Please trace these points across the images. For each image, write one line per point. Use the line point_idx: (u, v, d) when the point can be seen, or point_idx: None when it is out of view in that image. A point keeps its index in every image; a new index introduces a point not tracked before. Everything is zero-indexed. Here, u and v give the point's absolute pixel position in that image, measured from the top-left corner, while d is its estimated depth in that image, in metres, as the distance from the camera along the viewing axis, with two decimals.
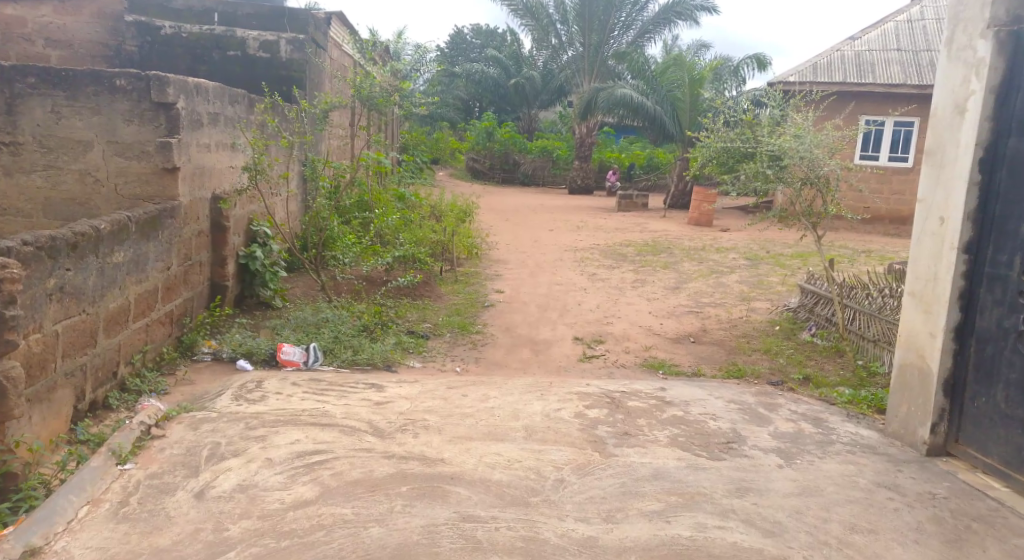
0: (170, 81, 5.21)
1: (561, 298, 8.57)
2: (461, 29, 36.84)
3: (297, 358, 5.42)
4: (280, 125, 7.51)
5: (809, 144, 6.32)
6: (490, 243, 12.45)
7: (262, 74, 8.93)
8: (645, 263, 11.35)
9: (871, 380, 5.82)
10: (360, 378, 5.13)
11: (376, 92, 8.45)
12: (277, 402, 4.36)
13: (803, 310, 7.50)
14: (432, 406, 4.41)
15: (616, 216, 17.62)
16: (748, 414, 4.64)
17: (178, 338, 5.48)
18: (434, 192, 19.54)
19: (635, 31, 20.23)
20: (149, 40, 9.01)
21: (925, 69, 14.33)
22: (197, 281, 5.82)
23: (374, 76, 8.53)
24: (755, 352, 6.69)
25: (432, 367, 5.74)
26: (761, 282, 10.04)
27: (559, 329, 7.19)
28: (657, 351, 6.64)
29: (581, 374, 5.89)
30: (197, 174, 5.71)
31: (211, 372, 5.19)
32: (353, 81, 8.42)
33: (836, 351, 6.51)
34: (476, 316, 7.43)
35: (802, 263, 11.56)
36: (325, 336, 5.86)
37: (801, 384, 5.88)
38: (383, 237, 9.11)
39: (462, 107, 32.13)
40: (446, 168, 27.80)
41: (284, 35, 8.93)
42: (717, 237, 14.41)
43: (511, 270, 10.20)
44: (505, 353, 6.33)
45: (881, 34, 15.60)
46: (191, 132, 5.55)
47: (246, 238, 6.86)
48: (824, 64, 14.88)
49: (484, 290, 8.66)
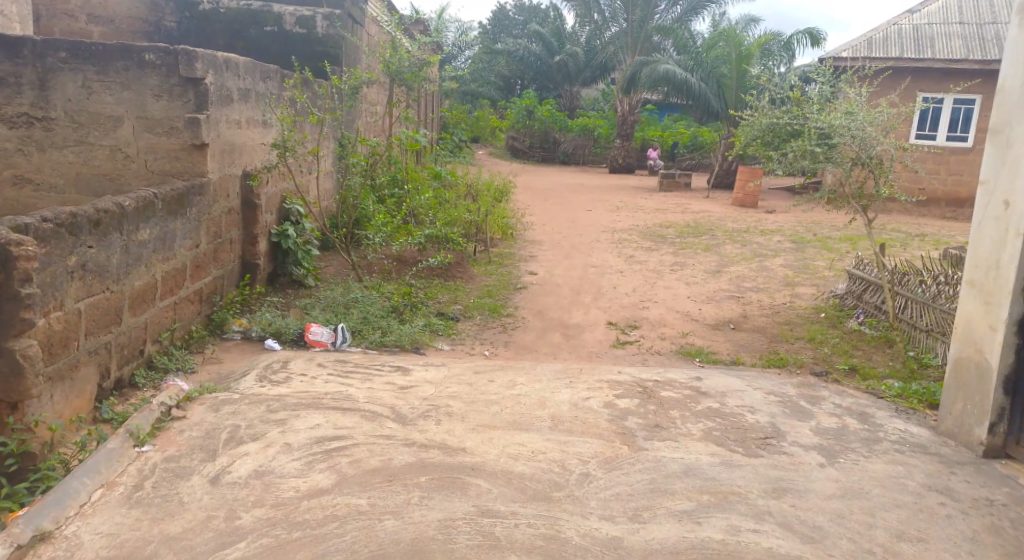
0: (198, 55, 5.14)
1: (596, 281, 8.38)
2: (504, 5, 36.40)
3: (325, 339, 5.36)
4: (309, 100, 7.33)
5: (861, 121, 6.01)
6: (526, 223, 12.28)
7: (297, 49, 8.87)
8: (685, 246, 11.05)
9: (921, 372, 5.53)
10: (386, 360, 5.04)
11: (406, 67, 8.20)
12: (300, 384, 4.29)
13: (850, 297, 7.18)
14: (457, 392, 4.29)
15: (656, 196, 17.26)
16: (788, 408, 4.43)
17: (208, 316, 5.44)
18: (473, 171, 19.39)
19: (683, 6, 19.69)
20: (188, 16, 8.93)
21: (989, 43, 13.65)
22: (227, 259, 5.77)
23: (403, 48, 8.23)
24: (798, 340, 6.42)
25: (460, 351, 5.62)
26: (806, 267, 9.69)
27: (593, 312, 7.01)
28: (694, 338, 6.42)
29: (614, 361, 5.71)
30: (227, 150, 5.65)
31: (240, 351, 5.16)
32: (382, 57, 8.19)
33: (885, 341, 6.20)
34: (508, 298, 7.29)
35: (851, 247, 11.15)
36: (354, 316, 5.79)
37: (847, 375, 5.61)
38: (416, 216, 9.02)
39: (503, 84, 31.79)
40: (487, 147, 27.61)
41: (320, 10, 8.84)
42: (762, 219, 14.00)
43: (547, 251, 10.02)
44: (536, 337, 6.17)
45: (942, 6, 14.89)
46: (221, 107, 5.48)
47: (279, 216, 6.83)
48: (880, 38, 14.28)
49: (518, 271, 8.51)
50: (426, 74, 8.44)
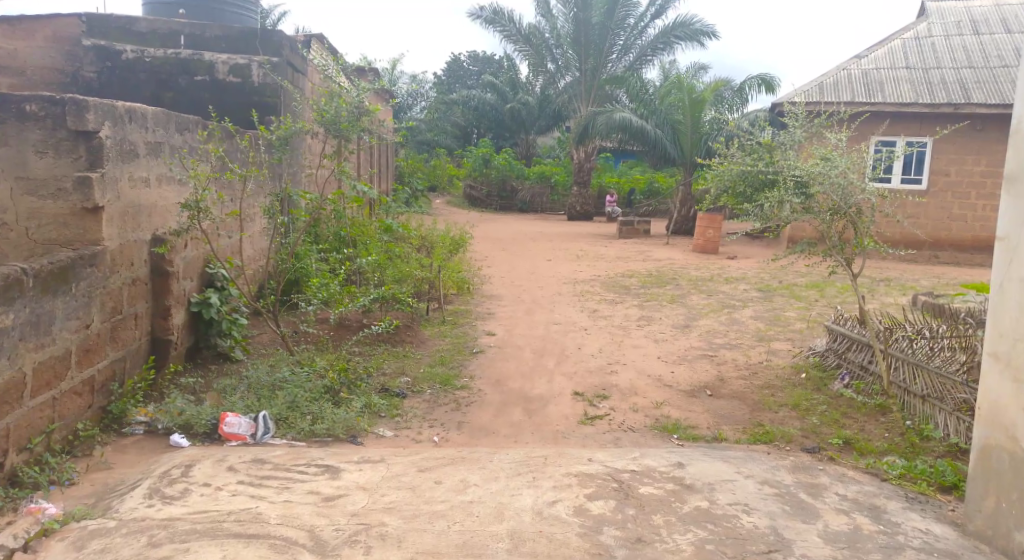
0: (90, 105, 4.46)
1: (560, 341, 7.70)
2: (458, 56, 36.48)
3: (243, 431, 4.59)
4: (228, 154, 6.33)
5: (841, 168, 5.52)
6: (483, 276, 11.61)
7: (233, 101, 8.18)
8: (650, 297, 10.49)
9: (924, 445, 4.93)
10: (314, 457, 4.26)
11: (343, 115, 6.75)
12: (201, 500, 3.49)
13: (833, 355, 6.59)
14: (395, 501, 3.56)
15: (616, 243, 16.82)
16: (790, 504, 3.77)
17: (104, 408, 4.62)
18: (427, 221, 18.82)
19: (634, 54, 19.74)
20: (110, 65, 8.24)
21: (937, 87, 13.60)
22: (130, 337, 4.97)
23: (337, 91, 6.74)
24: (782, 408, 5.80)
25: (405, 438, 4.86)
26: (778, 318, 9.18)
27: (557, 380, 6.32)
28: (670, 409, 5.75)
29: (582, 442, 5.00)
30: (129, 213, 4.91)
31: (138, 450, 4.35)
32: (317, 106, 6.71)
33: (878, 408, 5.59)
34: (462, 366, 6.55)
35: (819, 294, 10.74)
36: (279, 399, 5.00)
37: (842, 451, 4.99)
38: (363, 275, 8.30)
39: (460, 134, 31.47)
40: (444, 195, 27.10)
41: (256, 58, 8.19)
42: (725, 266, 13.56)
43: (505, 308, 9.33)
44: (493, 415, 5.43)
45: (888, 51, 14.90)
46: (121, 164, 4.78)
47: (201, 282, 6.08)
48: (830, 83, 14.16)
49: (473, 333, 7.79)
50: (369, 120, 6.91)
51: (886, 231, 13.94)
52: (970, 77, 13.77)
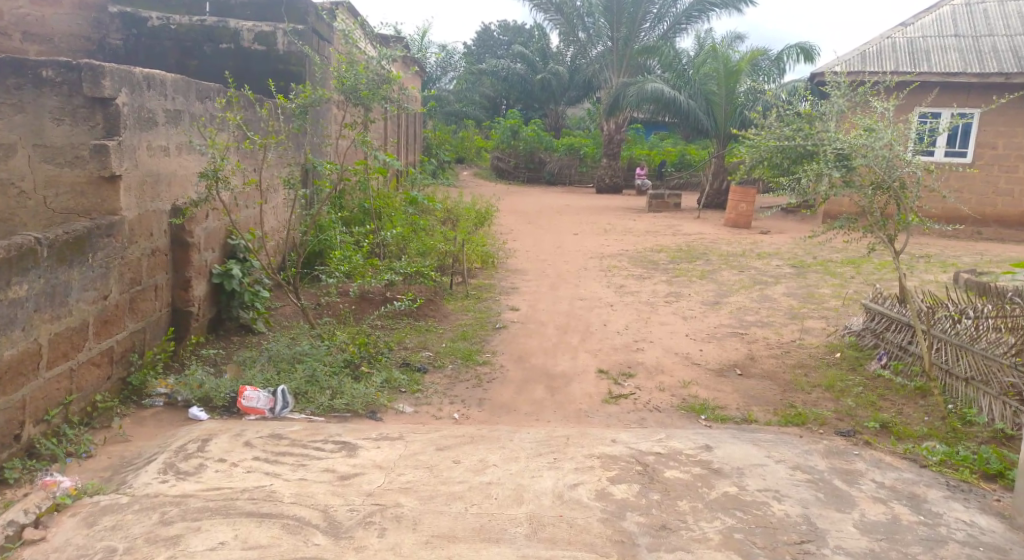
0: (106, 71, 4.35)
1: (585, 316, 7.55)
2: (488, 26, 36.02)
3: (262, 405, 4.53)
4: (248, 122, 6.19)
5: (886, 140, 5.25)
6: (508, 250, 11.47)
7: (259, 69, 8.06)
8: (679, 273, 10.27)
9: (966, 431, 4.71)
10: (331, 433, 4.19)
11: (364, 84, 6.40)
12: (215, 476, 3.43)
13: (870, 335, 6.35)
14: (412, 481, 3.46)
15: (646, 217, 16.53)
16: (823, 492, 3.60)
17: (123, 380, 4.57)
18: (454, 193, 18.67)
19: (668, 23, 19.24)
20: (136, 33, 8.19)
21: (986, 56, 13.03)
22: (150, 309, 4.92)
23: (357, 59, 6.48)
24: (815, 389, 5.60)
25: (424, 415, 4.77)
26: (811, 296, 8.92)
27: (582, 357, 6.17)
28: (698, 389, 5.58)
29: (606, 422, 4.87)
30: (148, 182, 4.82)
31: (156, 423, 4.31)
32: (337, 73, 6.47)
33: (917, 392, 5.37)
34: (484, 341, 6.43)
35: (855, 271, 10.43)
36: (299, 372, 4.93)
37: (879, 435, 4.79)
38: (387, 247, 8.20)
39: (488, 105, 31.13)
40: (471, 167, 26.90)
41: (281, 25, 8.04)
42: (757, 241, 13.25)
43: (530, 282, 9.19)
44: (515, 392, 5.31)
45: (936, 18, 14.30)
46: (139, 132, 4.69)
47: (223, 253, 6.03)
48: (873, 52, 13.66)
49: (497, 307, 7.66)
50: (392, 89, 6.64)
51: (929, 206, 13.45)
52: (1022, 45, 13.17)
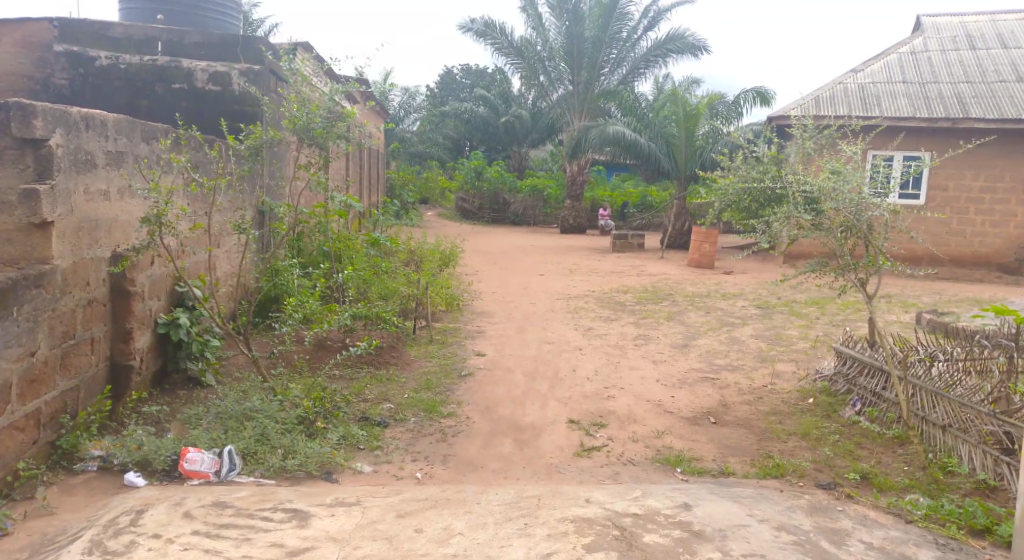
0: (38, 110, 4.07)
1: (553, 362, 7.32)
2: (451, 69, 36.30)
3: (206, 468, 4.19)
4: (194, 164, 5.87)
5: (853, 184, 5.17)
6: (473, 292, 11.23)
7: (213, 110, 7.75)
8: (646, 314, 10.12)
9: (948, 481, 4.54)
10: (282, 499, 3.86)
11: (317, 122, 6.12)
12: (146, 558, 3.11)
13: (842, 380, 6.22)
14: (368, 557, 3.18)
15: (610, 257, 16.46)
16: (811, 555, 3.39)
17: (52, 443, 4.20)
18: (417, 234, 18.43)
19: (627, 67, 19.50)
20: (83, 72, 7.90)
21: (934, 102, 13.33)
22: (85, 365, 4.57)
23: (309, 97, 6.18)
24: (792, 438, 5.42)
25: (384, 475, 4.46)
26: (779, 337, 8.83)
27: (551, 406, 5.92)
28: (672, 439, 5.35)
29: (579, 478, 4.61)
30: (85, 228, 4.51)
31: (87, 492, 3.95)
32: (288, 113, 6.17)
33: (895, 440, 5.21)
34: (449, 390, 6.14)
35: (819, 312, 10.40)
36: (247, 430, 4.60)
37: (860, 487, 4.60)
38: (346, 291, 7.89)
39: (452, 146, 31.16)
40: (435, 207, 26.76)
41: (236, 65, 7.78)
42: (721, 282, 13.24)
43: (496, 325, 8.95)
44: (482, 446, 5.03)
45: (885, 65, 14.67)
46: (75, 175, 4.40)
47: (169, 301, 5.69)
48: (826, 97, 13.90)
49: (462, 353, 7.39)
50: (347, 126, 6.36)
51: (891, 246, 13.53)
52: (967, 92, 13.52)
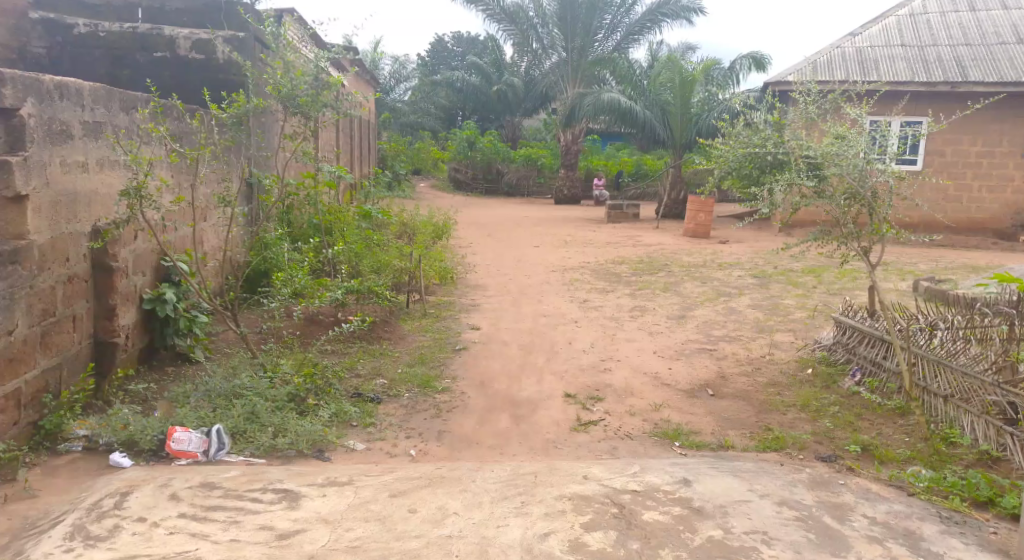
0: (8, 78, 3.88)
1: (548, 335, 7.22)
2: (443, 38, 35.76)
3: (194, 448, 4.09)
4: (173, 134, 5.66)
5: (856, 149, 5.05)
6: (467, 264, 11.09)
7: (197, 78, 7.53)
8: (642, 285, 10.02)
9: (950, 452, 4.48)
10: (272, 479, 3.76)
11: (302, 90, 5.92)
12: (131, 543, 3.02)
13: (842, 350, 6.13)
14: (360, 540, 3.09)
15: (605, 228, 16.30)
16: (814, 532, 3.31)
17: (35, 423, 4.10)
18: (410, 205, 18.22)
19: (621, 33, 19.20)
20: (61, 40, 7.65)
21: (933, 66, 13.12)
22: (67, 342, 4.45)
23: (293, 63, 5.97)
24: (791, 409, 5.34)
25: (377, 452, 4.37)
26: (776, 307, 8.74)
27: (547, 380, 5.82)
28: (670, 412, 5.27)
29: (576, 453, 4.53)
30: (62, 202, 4.35)
31: (71, 474, 3.85)
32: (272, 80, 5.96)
33: (896, 411, 5.14)
34: (443, 365, 6.04)
35: (817, 280, 10.30)
36: (236, 408, 4.49)
37: (861, 459, 4.54)
38: (338, 264, 7.74)
39: (444, 116, 30.78)
40: (428, 179, 26.49)
41: (221, 32, 7.54)
42: (718, 251, 13.13)
43: (490, 298, 8.84)
44: (477, 422, 4.94)
45: (883, 28, 14.42)
46: (50, 146, 4.24)
47: (154, 277, 5.54)
48: (824, 62, 13.66)
49: (456, 326, 7.28)
50: (333, 94, 6.17)
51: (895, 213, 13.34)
52: (967, 55, 13.31)
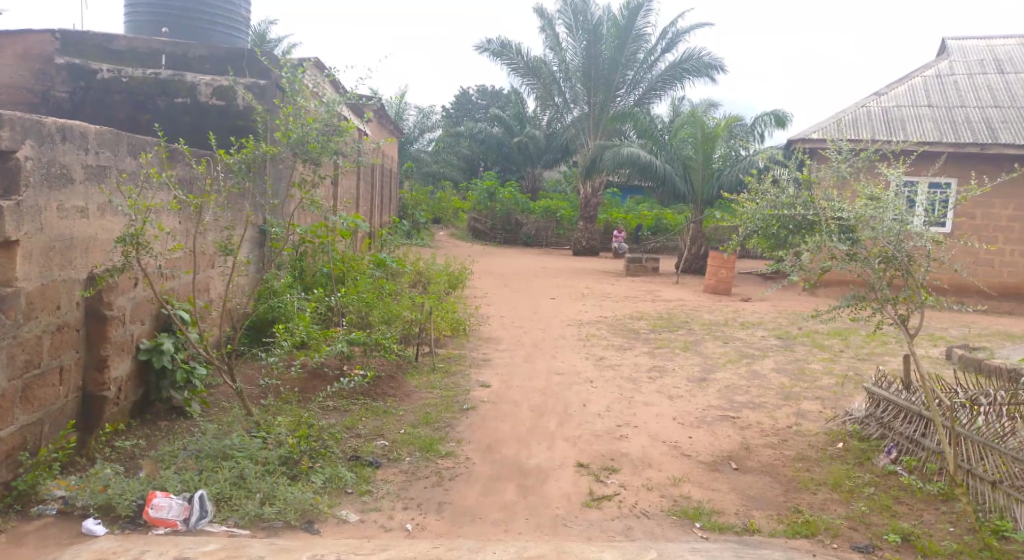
0: (4, 119, 3.74)
1: (561, 395, 6.88)
2: (467, 89, 36.18)
3: (173, 516, 3.80)
4: (179, 179, 5.48)
5: (893, 212, 4.74)
6: (481, 316, 10.82)
7: (213, 123, 7.41)
8: (661, 343, 9.67)
9: (1003, 548, 4.06)
10: (253, 555, 3.45)
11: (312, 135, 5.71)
12: None
13: (875, 424, 5.73)
14: None
15: (624, 281, 16.01)
16: None
17: (8, 484, 3.83)
18: (427, 253, 18.08)
19: (643, 88, 19.19)
20: (83, 85, 7.60)
21: (961, 127, 12.87)
22: (52, 396, 4.20)
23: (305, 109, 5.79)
24: (822, 489, 4.95)
25: (371, 525, 4.04)
26: (802, 372, 8.35)
27: (558, 447, 5.47)
28: (690, 488, 4.89)
29: (587, 533, 4.17)
30: (56, 249, 4.16)
31: (39, 542, 3.55)
32: (281, 126, 5.75)
33: (938, 496, 4.73)
34: (449, 426, 5.71)
35: (844, 344, 9.89)
36: (223, 472, 4.20)
37: (902, 551, 4.13)
38: (347, 315, 7.49)
39: (466, 166, 30.90)
40: (447, 227, 26.45)
41: (241, 80, 7.44)
42: (739, 309, 12.77)
43: (503, 353, 8.53)
44: (482, 492, 4.60)
45: (909, 88, 14.23)
46: (47, 190, 4.07)
47: (153, 325, 5.31)
48: (848, 120, 13.45)
49: (465, 383, 6.97)
50: (343, 140, 6.00)
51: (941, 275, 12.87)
52: (996, 117, 13.05)
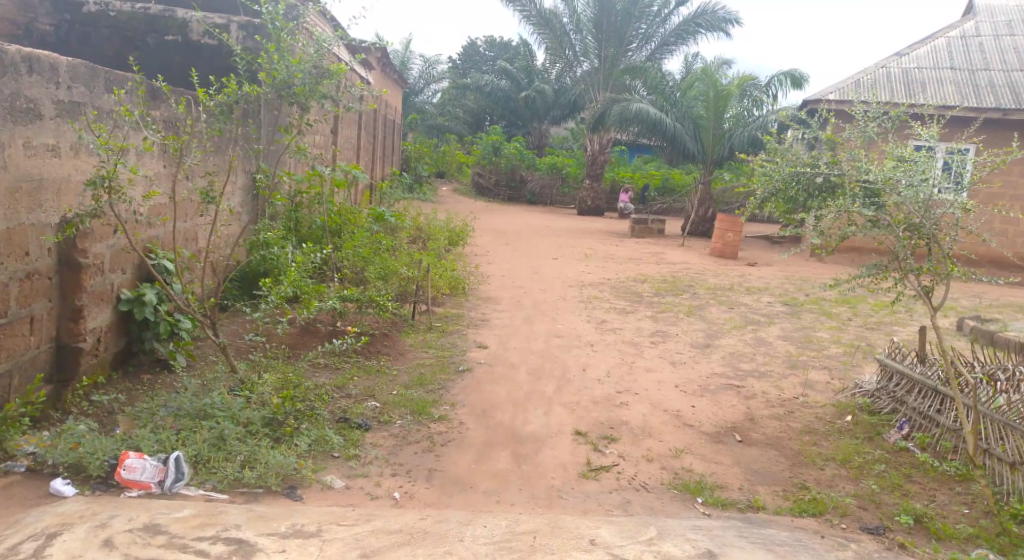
0: None
1: (560, 358, 6.65)
2: (475, 41, 35.41)
3: (147, 478, 3.59)
4: (161, 121, 5.18)
5: (924, 175, 4.43)
6: (481, 274, 10.56)
7: (204, 64, 7.05)
8: (665, 307, 9.42)
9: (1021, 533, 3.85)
10: (228, 522, 3.25)
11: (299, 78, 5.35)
12: None
13: (888, 398, 5.50)
14: None
15: (628, 242, 15.70)
16: None
17: None
18: (429, 208, 17.77)
19: (655, 44, 18.80)
20: (69, 19, 7.25)
21: (984, 91, 12.43)
22: (21, 346, 3.97)
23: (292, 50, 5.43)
24: (829, 464, 4.74)
25: (356, 492, 3.84)
26: (809, 340, 8.11)
27: (555, 413, 5.26)
28: (691, 460, 4.69)
29: (583, 506, 3.97)
30: (23, 189, 3.89)
31: (3, 501, 3.35)
32: (265, 67, 5.39)
33: (953, 475, 4.52)
34: (443, 388, 5.50)
35: (852, 312, 9.63)
36: (202, 432, 3.99)
37: (915, 534, 3.92)
38: (341, 270, 7.24)
39: (471, 119, 30.34)
40: (451, 182, 26.08)
41: (236, 19, 7.05)
42: (746, 274, 12.49)
43: (502, 313, 8.29)
44: (475, 459, 4.40)
45: (931, 49, 13.72)
46: (11, 125, 3.78)
47: (135, 275, 5.06)
48: (867, 81, 12.98)
49: (462, 344, 6.74)
50: (332, 84, 5.65)
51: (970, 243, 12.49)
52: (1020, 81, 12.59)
